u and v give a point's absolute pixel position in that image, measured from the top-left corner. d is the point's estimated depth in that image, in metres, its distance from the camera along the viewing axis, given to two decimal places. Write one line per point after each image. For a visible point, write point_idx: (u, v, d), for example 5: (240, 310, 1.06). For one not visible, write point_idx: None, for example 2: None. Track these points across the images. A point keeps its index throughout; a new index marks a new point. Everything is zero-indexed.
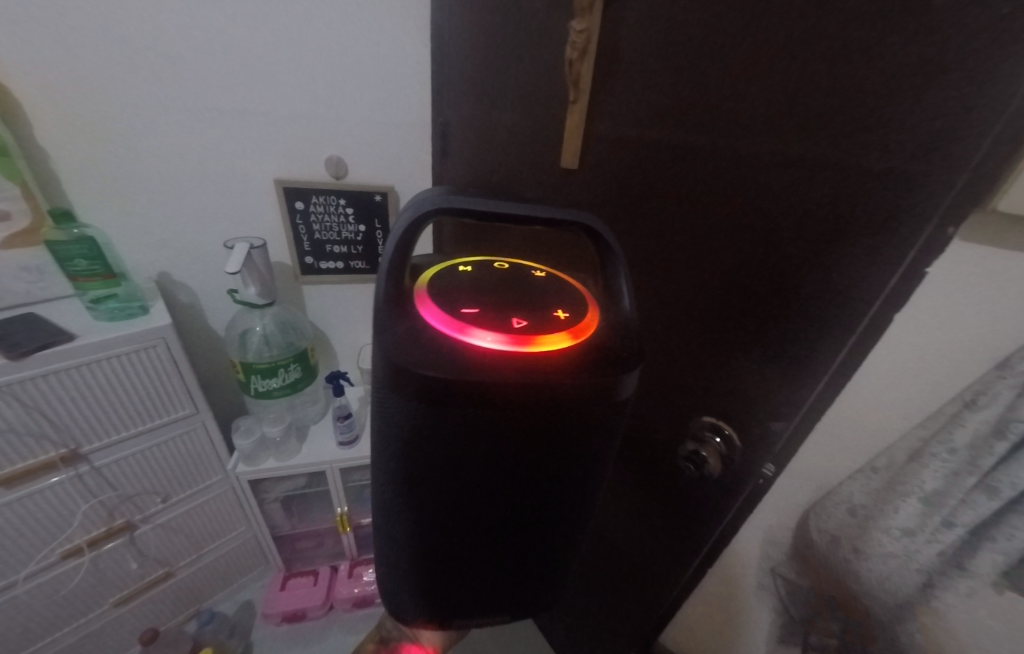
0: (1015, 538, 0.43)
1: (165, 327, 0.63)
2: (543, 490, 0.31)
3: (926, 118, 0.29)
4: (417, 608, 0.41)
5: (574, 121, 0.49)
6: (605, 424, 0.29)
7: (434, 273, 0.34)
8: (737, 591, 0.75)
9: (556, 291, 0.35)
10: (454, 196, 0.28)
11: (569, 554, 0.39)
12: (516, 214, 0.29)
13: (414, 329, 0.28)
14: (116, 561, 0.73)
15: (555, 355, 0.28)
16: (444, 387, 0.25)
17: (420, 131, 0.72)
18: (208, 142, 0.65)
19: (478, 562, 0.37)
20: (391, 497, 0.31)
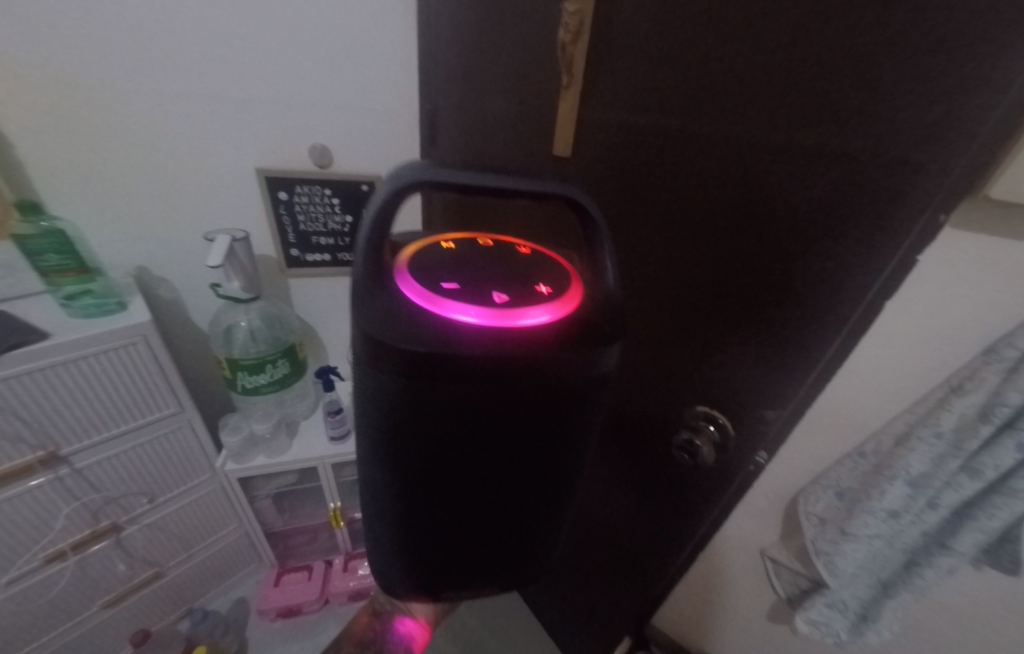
0: (995, 517, 0.44)
1: (145, 324, 0.60)
2: (526, 463, 0.32)
3: (928, 103, 0.29)
4: (409, 578, 0.42)
5: (567, 107, 0.48)
6: (586, 396, 0.29)
7: (415, 250, 0.33)
8: (727, 572, 0.77)
9: (542, 267, 0.33)
10: (431, 166, 0.26)
11: (554, 522, 0.40)
12: (501, 187, 0.27)
13: (394, 306, 0.27)
14: (103, 564, 0.72)
15: (537, 329, 0.28)
16: (424, 364, 0.25)
17: (407, 117, 0.70)
18: (184, 130, 0.62)
19: (467, 533, 0.37)
20: (377, 474, 0.31)
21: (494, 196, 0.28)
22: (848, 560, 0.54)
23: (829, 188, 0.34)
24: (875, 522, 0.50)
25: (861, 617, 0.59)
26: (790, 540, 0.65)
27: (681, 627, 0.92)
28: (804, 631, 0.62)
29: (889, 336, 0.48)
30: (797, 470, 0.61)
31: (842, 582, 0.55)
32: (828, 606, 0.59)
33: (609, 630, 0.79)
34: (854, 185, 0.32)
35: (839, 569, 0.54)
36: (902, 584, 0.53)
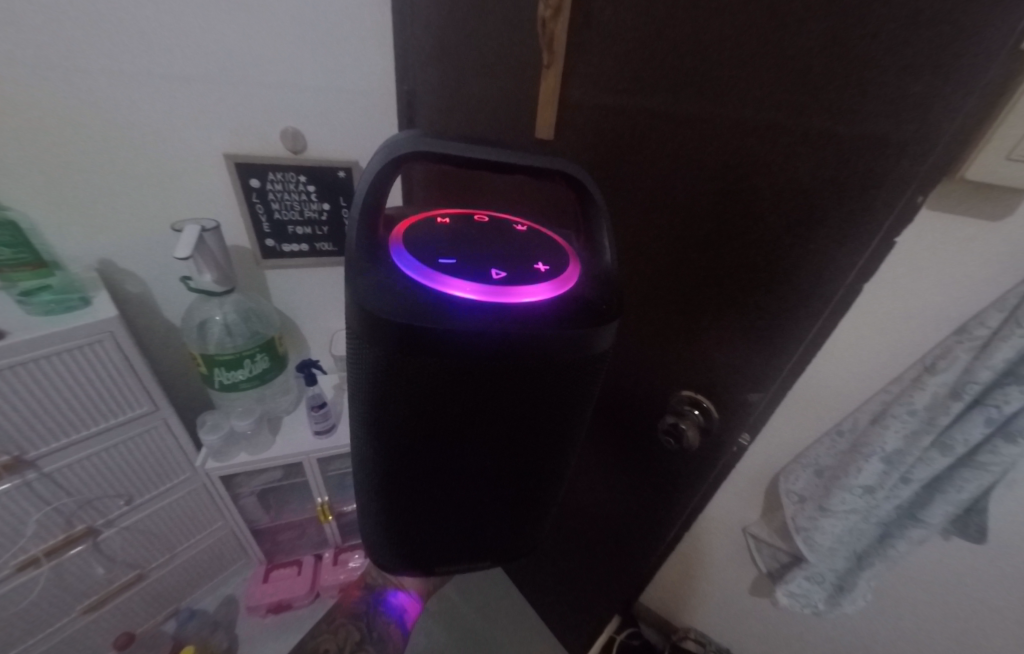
0: (964, 489, 0.46)
1: (111, 320, 0.58)
2: (521, 441, 0.32)
3: (912, 78, 0.28)
4: (403, 556, 0.42)
5: (549, 87, 0.46)
6: (581, 375, 0.29)
7: (411, 224, 0.32)
8: (711, 550, 0.79)
9: (540, 245, 0.33)
10: (428, 137, 0.27)
11: (548, 501, 0.40)
12: (495, 160, 0.28)
13: (389, 280, 0.27)
14: (80, 568, 0.70)
15: (533, 304, 0.27)
16: (419, 336, 0.24)
17: (384, 100, 0.67)
18: (145, 113, 0.58)
19: (461, 510, 0.38)
20: (372, 450, 0.31)
21: (488, 170, 0.29)
22: (826, 535, 0.55)
23: (813, 169, 0.33)
24: (851, 498, 0.51)
25: (837, 588, 0.61)
26: (771, 518, 0.67)
27: (667, 605, 0.94)
28: (783, 603, 0.64)
29: (868, 317, 0.49)
30: (779, 450, 0.63)
31: (820, 555, 0.57)
32: (807, 578, 0.61)
33: (599, 611, 0.80)
34: (838, 165, 0.32)
35: (818, 543, 0.56)
36: (876, 555, 0.56)
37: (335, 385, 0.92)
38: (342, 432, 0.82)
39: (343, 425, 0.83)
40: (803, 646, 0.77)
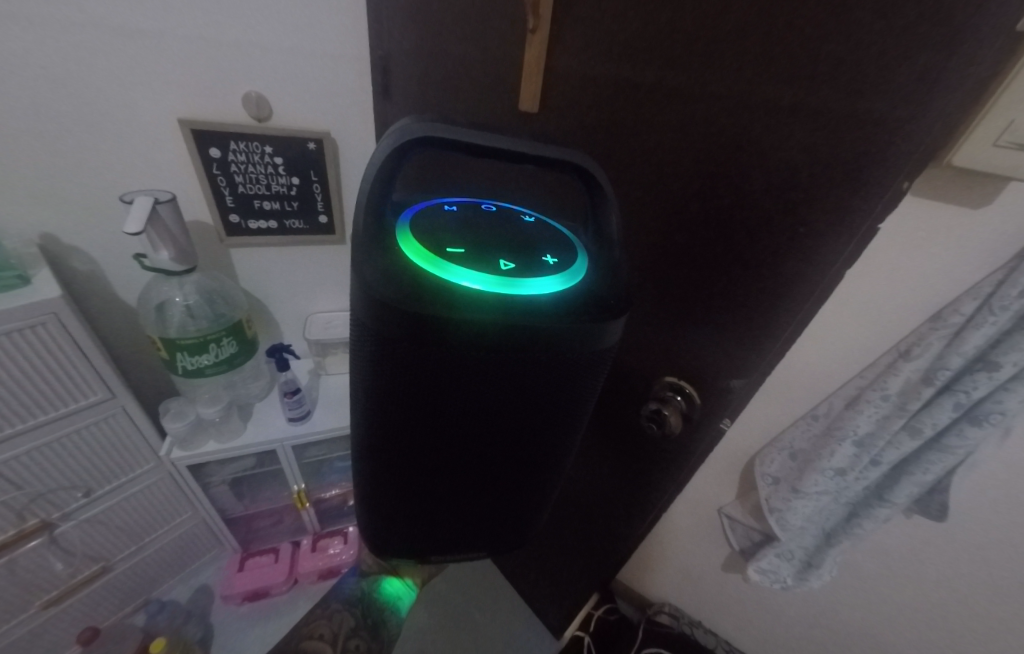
0: (929, 471, 0.47)
1: (55, 301, 0.53)
2: (524, 435, 0.31)
3: (914, 52, 0.27)
4: (397, 544, 0.42)
5: (534, 54, 0.43)
6: (589, 371, 0.28)
7: (419, 210, 0.30)
8: (687, 529, 0.81)
9: (547, 236, 0.31)
10: (439, 122, 0.25)
11: (544, 494, 0.39)
12: (507, 148, 0.26)
13: (392, 264, 0.25)
14: (35, 564, 0.66)
15: (543, 299, 0.26)
16: (426, 324, 0.23)
17: (356, 65, 0.62)
18: (80, 69, 0.52)
19: (459, 500, 0.37)
20: (371, 440, 0.30)
21: (500, 161, 0.27)
22: (798, 515, 0.57)
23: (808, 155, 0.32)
24: (824, 480, 0.53)
25: (805, 564, 0.64)
26: (745, 499, 0.69)
27: (644, 581, 0.97)
28: (755, 579, 0.67)
29: (849, 305, 0.49)
30: (755, 433, 0.64)
31: (791, 534, 0.60)
32: (777, 555, 0.64)
33: (580, 590, 0.82)
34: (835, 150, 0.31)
35: (789, 523, 0.58)
36: (843, 534, 0.58)
37: (310, 370, 0.89)
38: (317, 418, 0.80)
39: (318, 412, 0.81)
40: (770, 616, 0.81)
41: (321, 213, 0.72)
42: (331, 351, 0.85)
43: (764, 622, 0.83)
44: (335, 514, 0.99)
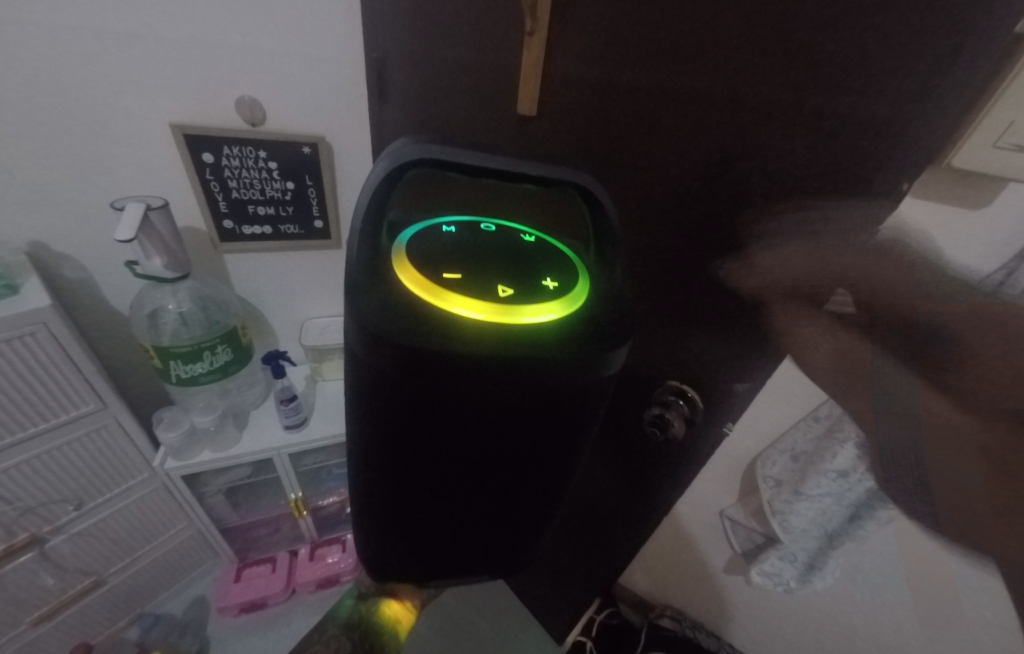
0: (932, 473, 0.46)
1: (45, 310, 0.52)
2: (524, 462, 0.30)
3: (919, 55, 0.27)
4: (397, 568, 0.41)
5: (531, 57, 0.41)
6: (591, 401, 0.27)
7: (414, 235, 0.29)
8: (690, 532, 0.81)
9: (547, 260, 0.30)
10: (437, 144, 0.23)
11: (545, 519, 0.39)
12: (507, 170, 0.24)
13: (391, 293, 0.24)
14: (26, 578, 0.65)
15: (545, 328, 0.25)
16: (421, 357, 0.22)
17: (350, 68, 0.61)
18: (69, 76, 0.51)
19: (459, 525, 0.36)
20: (368, 469, 0.29)
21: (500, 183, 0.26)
22: (801, 517, 0.58)
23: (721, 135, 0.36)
24: (826, 482, 0.53)
25: (809, 566, 0.64)
26: (747, 501, 0.68)
27: (645, 584, 0.97)
28: (757, 581, 0.68)
29: None
30: (757, 435, 0.64)
31: (794, 536, 0.61)
32: (780, 558, 0.65)
33: (582, 592, 0.82)
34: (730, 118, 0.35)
35: (792, 525, 0.59)
36: (846, 535, 0.58)
37: (306, 376, 0.88)
38: (314, 425, 0.79)
39: (315, 419, 0.80)
40: (773, 617, 0.81)
41: (316, 218, 0.71)
42: (328, 357, 0.84)
43: (767, 623, 0.82)
44: (333, 522, 0.98)
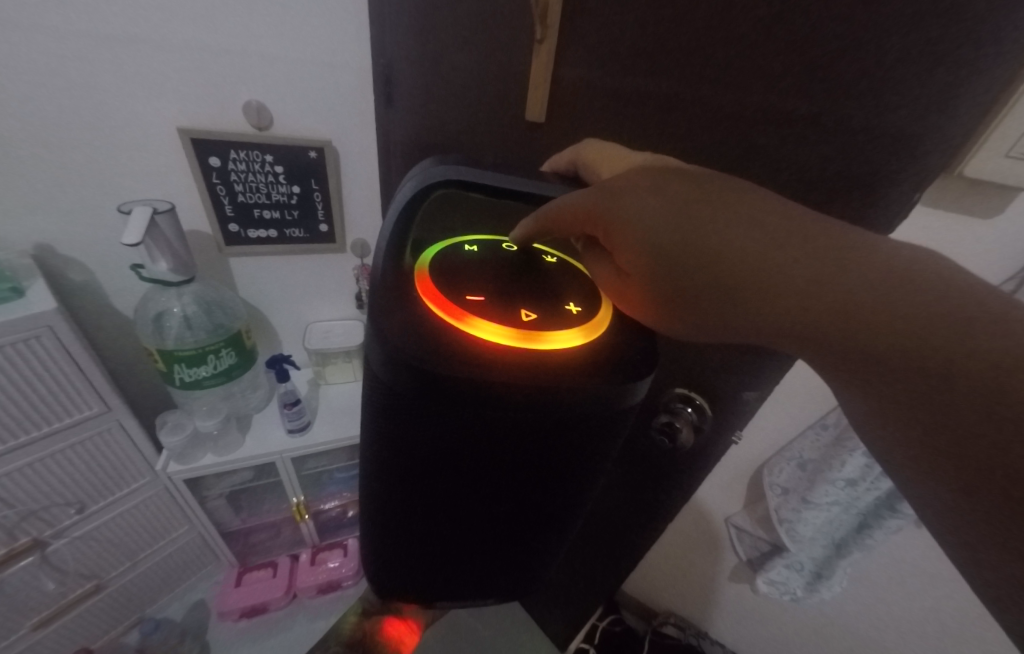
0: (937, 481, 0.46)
1: (50, 313, 0.51)
2: (537, 487, 0.30)
3: (933, 68, 0.27)
4: (402, 587, 0.40)
5: (541, 61, 0.41)
6: (609, 430, 0.27)
7: (438, 249, 0.31)
8: (695, 540, 0.80)
9: (565, 280, 0.32)
10: (461, 166, 0.27)
11: (555, 543, 0.38)
12: (518, 189, 0.29)
13: (414, 317, 0.24)
14: (26, 582, 0.64)
15: (567, 355, 0.25)
16: (444, 380, 0.22)
17: (357, 74, 0.60)
18: (78, 79, 0.51)
19: (467, 547, 0.36)
20: (380, 489, 0.29)
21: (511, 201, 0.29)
22: (808, 526, 0.58)
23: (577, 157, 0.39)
24: (834, 490, 0.53)
25: (816, 575, 0.64)
26: (754, 509, 0.68)
27: (649, 591, 0.97)
28: (763, 590, 0.68)
29: None
30: (764, 443, 0.63)
31: (801, 545, 0.60)
32: (786, 566, 0.64)
33: (586, 599, 0.82)
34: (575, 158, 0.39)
35: (799, 533, 0.59)
36: (854, 544, 0.57)
37: (309, 380, 0.87)
38: (317, 429, 0.78)
39: (318, 423, 0.79)
40: (779, 626, 0.80)
41: (322, 222, 0.71)
42: (331, 361, 0.84)
43: (773, 631, 0.82)
44: (335, 526, 0.97)
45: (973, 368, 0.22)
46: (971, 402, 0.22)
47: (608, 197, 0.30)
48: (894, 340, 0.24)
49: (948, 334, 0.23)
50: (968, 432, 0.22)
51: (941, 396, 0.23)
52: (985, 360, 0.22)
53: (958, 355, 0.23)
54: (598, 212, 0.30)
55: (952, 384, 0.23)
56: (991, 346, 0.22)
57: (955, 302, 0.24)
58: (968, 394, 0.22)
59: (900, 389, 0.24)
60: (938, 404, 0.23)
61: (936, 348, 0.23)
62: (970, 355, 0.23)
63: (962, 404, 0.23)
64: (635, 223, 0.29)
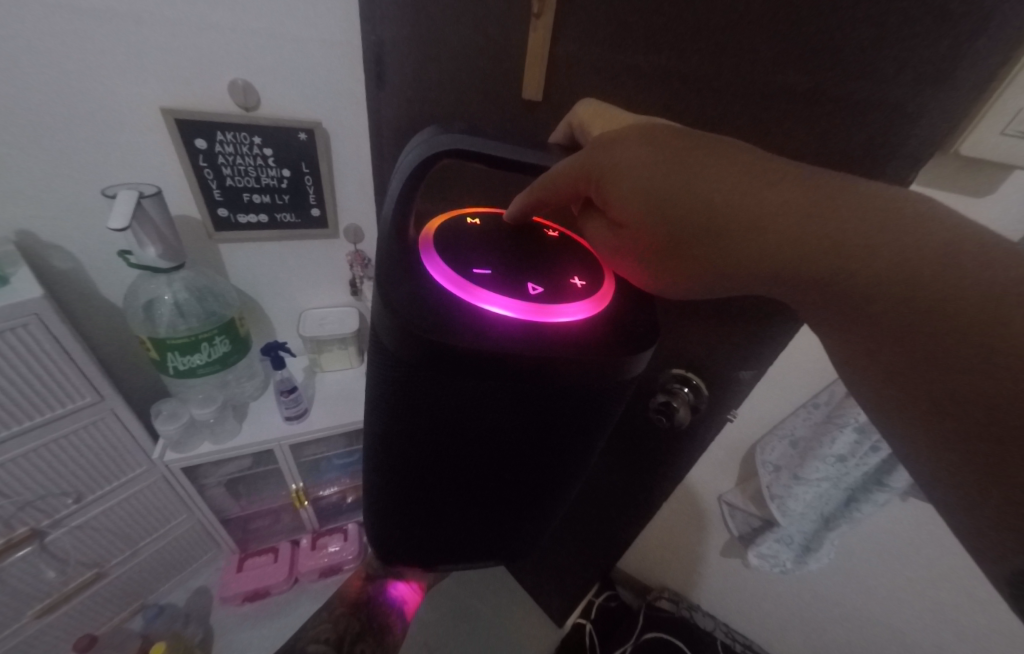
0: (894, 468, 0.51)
1: (38, 300, 0.50)
2: (538, 454, 0.31)
3: (936, 40, 0.27)
4: (404, 553, 0.42)
5: (538, 37, 0.40)
6: (609, 399, 0.28)
7: (441, 223, 0.31)
8: (689, 518, 0.83)
9: (569, 254, 0.31)
10: (467, 136, 0.26)
11: (552, 508, 0.40)
12: (524, 161, 0.28)
13: (419, 290, 0.24)
14: (26, 572, 0.64)
15: (572, 328, 0.26)
16: (451, 352, 0.22)
17: (346, 52, 0.58)
18: (52, 56, 0.49)
19: (469, 512, 0.37)
20: (384, 459, 0.30)
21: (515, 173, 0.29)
22: (799, 501, 0.59)
23: (576, 122, 0.39)
24: (824, 466, 0.54)
25: (804, 548, 0.66)
26: (746, 486, 0.70)
27: (643, 568, 1.00)
28: (754, 563, 0.70)
29: None
30: (757, 422, 0.65)
31: (791, 519, 0.62)
32: (777, 540, 0.66)
33: (582, 575, 0.84)
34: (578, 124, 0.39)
35: (790, 509, 0.61)
36: (842, 517, 0.59)
37: (305, 367, 0.87)
38: (314, 416, 0.78)
39: (315, 410, 0.79)
40: (768, 596, 0.83)
41: (313, 206, 0.70)
42: (326, 348, 0.83)
43: (763, 602, 0.85)
44: (334, 511, 0.98)
45: (972, 311, 0.23)
46: (968, 345, 0.23)
47: (600, 150, 0.28)
48: (896, 288, 0.24)
49: (948, 277, 0.23)
50: (972, 389, 0.23)
51: (942, 341, 0.23)
52: (984, 303, 0.22)
53: (957, 298, 0.23)
54: (592, 167, 0.28)
55: (951, 329, 0.23)
56: (989, 288, 0.23)
57: (958, 253, 0.24)
58: (968, 338, 0.23)
59: (908, 342, 0.24)
60: (938, 350, 0.23)
61: (937, 292, 0.23)
62: (970, 297, 0.23)
63: (960, 348, 0.23)
64: (630, 177, 0.28)
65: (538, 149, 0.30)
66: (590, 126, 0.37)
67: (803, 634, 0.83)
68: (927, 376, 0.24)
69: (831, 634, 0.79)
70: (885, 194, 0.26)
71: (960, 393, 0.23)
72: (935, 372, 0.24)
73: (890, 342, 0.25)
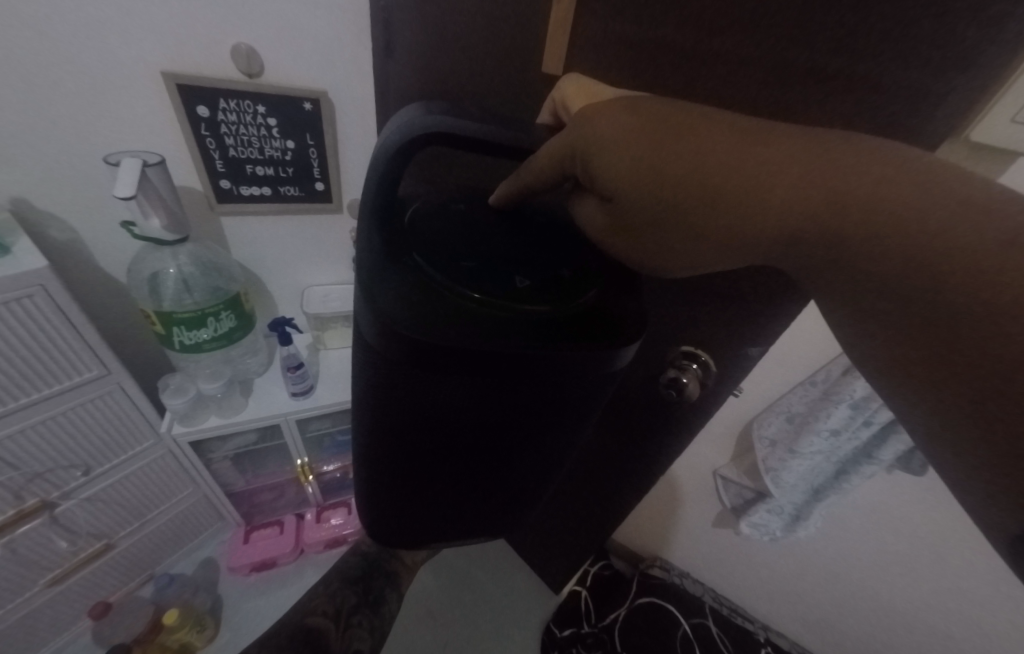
0: (892, 447, 0.53)
1: (42, 271, 0.49)
2: (526, 437, 0.34)
3: (962, 28, 0.28)
4: (401, 533, 0.45)
5: (560, 14, 0.39)
6: (592, 389, 0.31)
7: (423, 216, 0.32)
8: (683, 492, 0.86)
9: (554, 245, 0.34)
10: (446, 118, 0.27)
11: (539, 485, 0.43)
12: (503, 143, 0.29)
13: (406, 289, 0.26)
14: (38, 543, 0.65)
15: (553, 322, 0.28)
16: (434, 350, 0.24)
17: (351, 18, 0.56)
18: (45, 11, 0.46)
19: (461, 492, 0.40)
20: (377, 446, 0.32)
21: (501, 157, 0.31)
22: (792, 473, 0.62)
23: (561, 101, 0.37)
24: (818, 440, 0.57)
25: (794, 518, 0.69)
26: (741, 460, 0.73)
27: (637, 540, 1.04)
28: (746, 532, 0.74)
29: None
30: (755, 400, 0.67)
31: (783, 490, 0.65)
32: (767, 511, 0.70)
33: (580, 546, 0.88)
34: (563, 103, 0.37)
35: (783, 480, 0.64)
36: (831, 489, 0.62)
37: (309, 344, 0.87)
38: (320, 392, 0.79)
39: (321, 386, 0.79)
40: (755, 563, 0.88)
41: (317, 180, 0.68)
42: (330, 325, 0.83)
43: (749, 568, 0.90)
44: (336, 487, 0.99)
45: (972, 266, 0.22)
46: (967, 290, 0.22)
47: (582, 126, 0.29)
48: (893, 242, 0.24)
49: (945, 223, 0.23)
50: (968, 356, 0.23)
51: (944, 298, 0.23)
52: (980, 244, 0.22)
53: (957, 253, 0.23)
54: (577, 141, 0.29)
55: (950, 287, 0.23)
56: (985, 239, 0.22)
57: (954, 212, 0.23)
58: (964, 288, 0.22)
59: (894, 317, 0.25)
60: (942, 308, 0.23)
61: (935, 231, 0.23)
62: (967, 248, 0.23)
63: (964, 308, 0.23)
64: (615, 145, 0.28)
65: (512, 128, 0.30)
66: (575, 104, 0.36)
67: (786, 597, 0.89)
68: (930, 333, 0.24)
69: (812, 596, 0.85)
70: (871, 157, 0.26)
71: (973, 338, 0.22)
72: (940, 325, 0.23)
73: (888, 304, 0.25)
